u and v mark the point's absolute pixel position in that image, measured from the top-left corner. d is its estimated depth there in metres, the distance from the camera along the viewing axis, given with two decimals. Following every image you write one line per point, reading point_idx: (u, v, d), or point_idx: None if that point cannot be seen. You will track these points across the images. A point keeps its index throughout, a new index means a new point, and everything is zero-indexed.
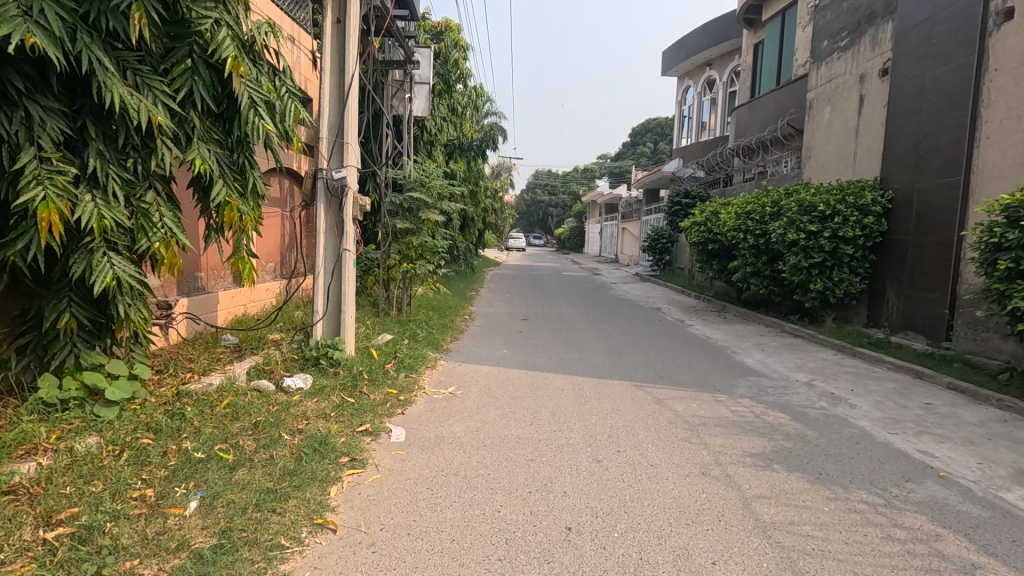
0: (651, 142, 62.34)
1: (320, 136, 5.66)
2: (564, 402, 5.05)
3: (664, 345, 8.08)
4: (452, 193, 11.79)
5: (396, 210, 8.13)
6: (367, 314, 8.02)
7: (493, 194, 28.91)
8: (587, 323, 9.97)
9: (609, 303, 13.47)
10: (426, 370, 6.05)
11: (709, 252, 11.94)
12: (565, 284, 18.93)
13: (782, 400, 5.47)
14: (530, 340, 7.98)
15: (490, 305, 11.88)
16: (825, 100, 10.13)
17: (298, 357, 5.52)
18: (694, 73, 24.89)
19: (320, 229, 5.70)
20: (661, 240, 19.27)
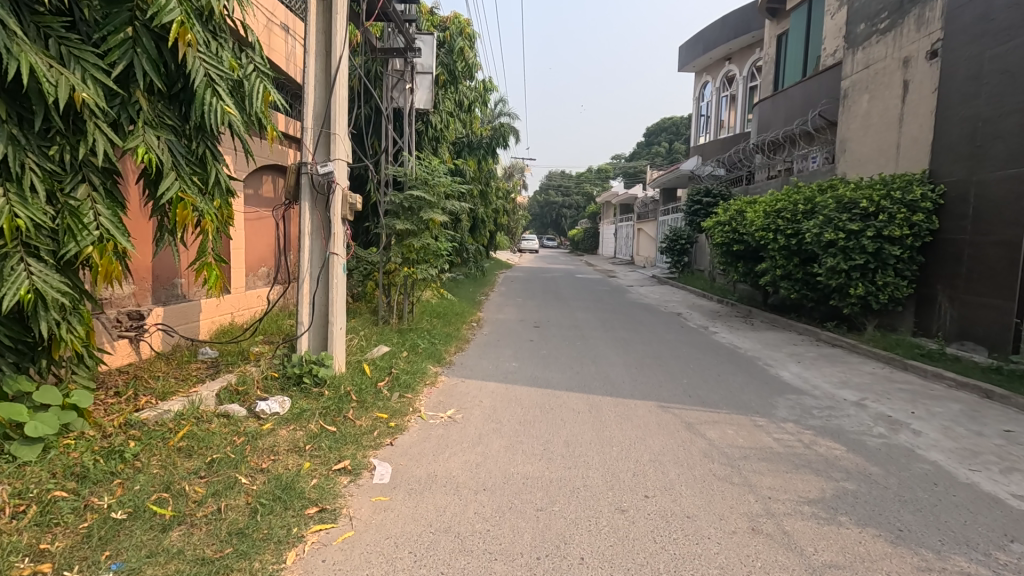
0: (666, 141, 61.32)
1: (304, 125, 5.03)
2: (580, 430, 4.36)
3: (689, 357, 7.33)
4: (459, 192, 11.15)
5: (396, 210, 7.49)
6: (364, 323, 7.39)
7: (506, 195, 28.29)
8: (604, 330, 9.26)
9: (626, 308, 12.73)
10: (424, 389, 5.40)
11: (734, 254, 11.14)
12: (579, 286, 18.21)
13: (832, 426, 4.72)
14: (542, 351, 7.29)
15: (499, 311, 11.21)
16: (863, 87, 9.32)
17: (280, 374, 4.91)
18: (712, 67, 24.04)
19: (304, 231, 5.08)
20: (680, 240, 18.47)
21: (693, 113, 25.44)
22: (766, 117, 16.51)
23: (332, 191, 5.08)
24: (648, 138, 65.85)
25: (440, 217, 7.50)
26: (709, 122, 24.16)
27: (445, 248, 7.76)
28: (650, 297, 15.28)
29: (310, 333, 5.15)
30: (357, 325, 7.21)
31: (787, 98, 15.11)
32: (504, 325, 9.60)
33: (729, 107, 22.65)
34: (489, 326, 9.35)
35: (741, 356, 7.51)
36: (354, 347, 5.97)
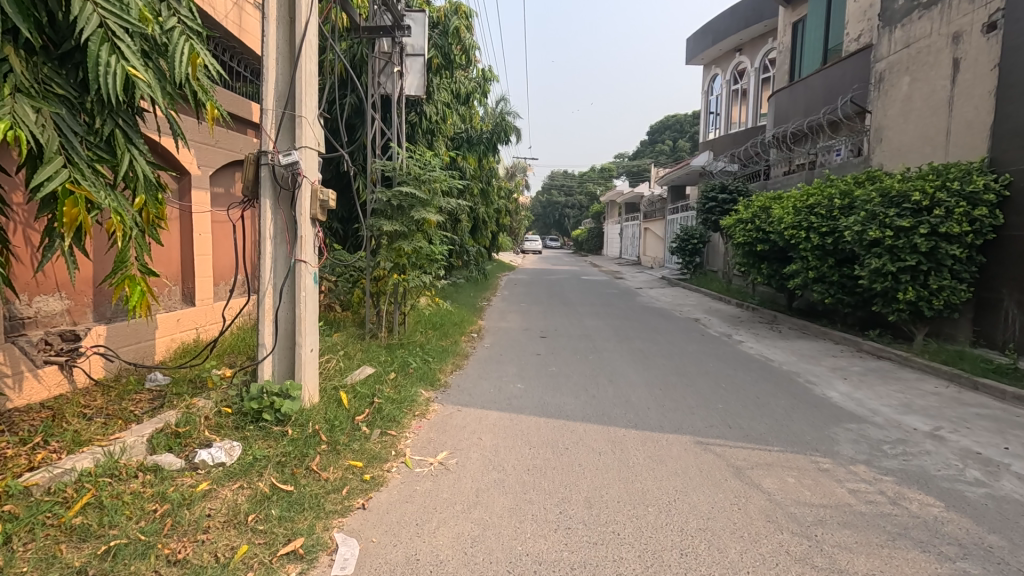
0: (670, 139, 60.39)
1: (264, 106, 4.14)
2: (604, 480, 3.48)
3: (718, 373, 6.44)
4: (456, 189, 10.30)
5: (386, 209, 6.64)
6: (348, 338, 6.53)
7: (507, 194, 27.43)
8: (617, 340, 8.38)
9: (638, 314, 11.81)
10: (411, 421, 4.52)
11: (756, 254, 10.24)
12: (586, 289, 17.30)
13: (913, 467, 3.85)
14: (550, 368, 6.41)
15: (501, 318, 10.33)
16: (903, 68, 8.41)
17: (234, 409, 4.03)
18: (721, 60, 23.14)
19: (265, 234, 4.20)
20: (691, 240, 17.56)
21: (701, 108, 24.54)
22: (783, 109, 15.58)
23: (298, 185, 4.21)
24: (652, 136, 64.94)
25: (435, 216, 6.64)
26: (718, 117, 23.27)
27: (439, 252, 6.90)
28: (663, 300, 14.36)
29: (274, 357, 4.29)
30: (341, 340, 6.35)
31: (807, 87, 14.18)
32: (508, 335, 8.72)
33: (740, 100, 21.76)
34: (490, 337, 8.47)
35: (777, 371, 6.62)
36: (331, 370, 5.10)
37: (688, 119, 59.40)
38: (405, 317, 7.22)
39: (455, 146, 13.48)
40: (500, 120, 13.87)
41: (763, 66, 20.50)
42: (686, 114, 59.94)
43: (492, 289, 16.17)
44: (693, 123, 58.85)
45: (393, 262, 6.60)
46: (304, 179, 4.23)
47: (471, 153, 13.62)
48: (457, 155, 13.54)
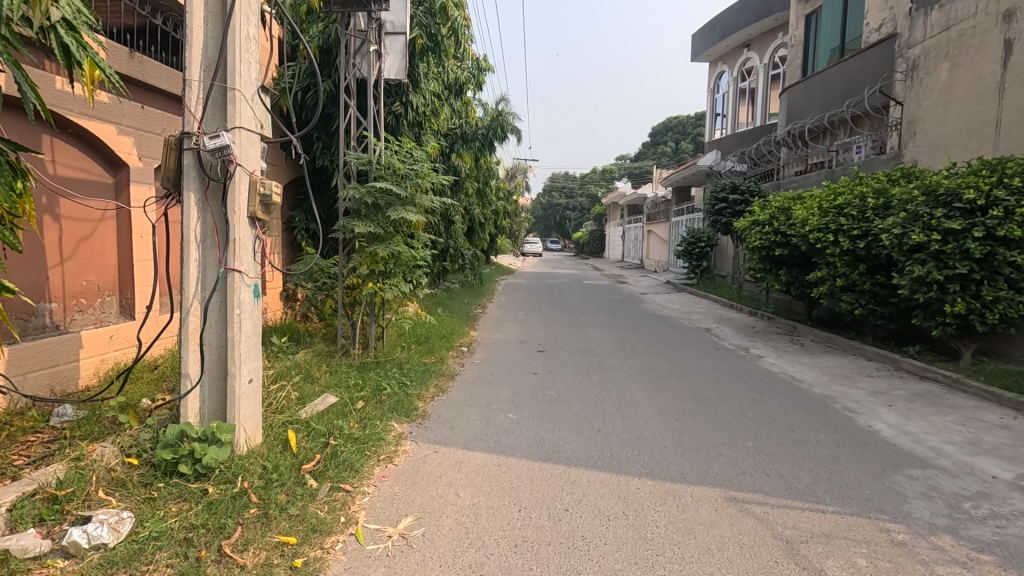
0: (673, 141, 59.58)
1: (188, 77, 3.29)
2: (616, 562, 2.64)
3: (742, 398, 5.58)
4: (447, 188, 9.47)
5: (361, 209, 5.81)
6: (316, 357, 5.68)
7: (506, 195, 26.60)
8: (624, 355, 7.54)
9: (645, 323, 10.95)
10: (375, 467, 3.68)
11: (774, 259, 9.40)
12: (587, 295, 16.45)
13: (1010, 536, 3.01)
14: (548, 392, 5.56)
15: (494, 329, 9.48)
16: (942, 54, 7.58)
17: (142, 459, 3.17)
18: (728, 57, 22.33)
19: (188, 237, 3.34)
20: (698, 243, 16.73)
21: (707, 106, 23.73)
22: (797, 105, 14.74)
23: (231, 175, 3.36)
24: (654, 137, 64.17)
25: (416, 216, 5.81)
26: (725, 116, 22.45)
27: (421, 257, 6.07)
28: (669, 308, 13.49)
29: (202, 391, 3.45)
30: (305, 360, 5.50)
31: (823, 82, 13.34)
32: (501, 349, 7.87)
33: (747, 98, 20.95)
34: (481, 351, 7.61)
35: (808, 395, 5.76)
36: (284, 401, 4.25)
37: (691, 120, 58.65)
38: (383, 331, 6.39)
39: (447, 143, 12.64)
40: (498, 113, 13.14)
41: (772, 62, 19.69)
42: (688, 115, 59.20)
43: (489, 295, 15.35)
44: (695, 125, 58.09)
45: (371, 270, 5.76)
46: (239, 167, 3.38)
47: (463, 150, 12.75)
48: (449, 152, 12.69)
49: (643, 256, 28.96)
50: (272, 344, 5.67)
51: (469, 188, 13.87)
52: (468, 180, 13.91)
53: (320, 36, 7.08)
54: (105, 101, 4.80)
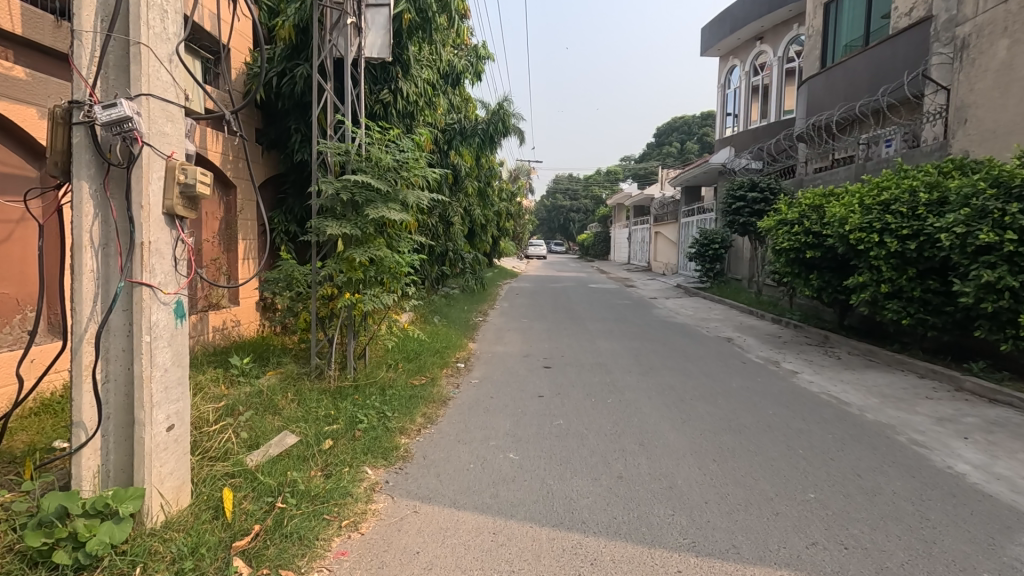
0: (678, 141, 58.66)
1: (76, 26, 2.45)
2: None
3: (785, 428, 4.72)
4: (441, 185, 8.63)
5: (339, 206, 5.00)
6: (284, 380, 4.86)
7: (509, 196, 25.77)
8: (641, 372, 6.68)
9: (659, 332, 10.08)
10: (334, 537, 2.83)
11: (804, 262, 8.51)
12: (595, 300, 15.58)
13: None
14: (556, 422, 4.71)
15: (495, 340, 8.65)
16: (999, 30, 6.71)
17: (9, 545, 2.34)
18: (739, 51, 21.43)
19: (78, 241, 2.50)
20: (711, 244, 15.85)
21: (717, 103, 22.85)
22: (817, 97, 13.85)
23: (135, 158, 2.52)
24: (659, 138, 63.27)
25: (402, 215, 4.99)
26: (736, 113, 21.57)
27: (408, 261, 5.23)
28: (683, 314, 12.61)
29: (105, 443, 2.62)
30: (270, 385, 4.68)
31: (846, 71, 12.45)
32: (503, 365, 7.02)
33: (760, 93, 20.05)
34: (480, 368, 6.77)
35: (863, 424, 4.89)
36: (228, 445, 3.42)
37: (697, 120, 57.67)
38: (365, 348, 5.55)
39: (445, 139, 11.78)
40: (498, 106, 12.01)
41: (787, 55, 18.81)
42: (693, 115, 58.24)
43: (491, 301, 14.50)
44: (701, 125, 57.14)
45: (352, 277, 4.93)
46: (145, 147, 2.55)
47: (462, 146, 11.89)
48: (446, 149, 11.85)
49: (651, 259, 28.06)
50: (232, 366, 4.86)
51: (467, 187, 13.01)
52: (468, 178, 13.01)
53: (294, 13, 6.24)
54: (23, 78, 3.99)
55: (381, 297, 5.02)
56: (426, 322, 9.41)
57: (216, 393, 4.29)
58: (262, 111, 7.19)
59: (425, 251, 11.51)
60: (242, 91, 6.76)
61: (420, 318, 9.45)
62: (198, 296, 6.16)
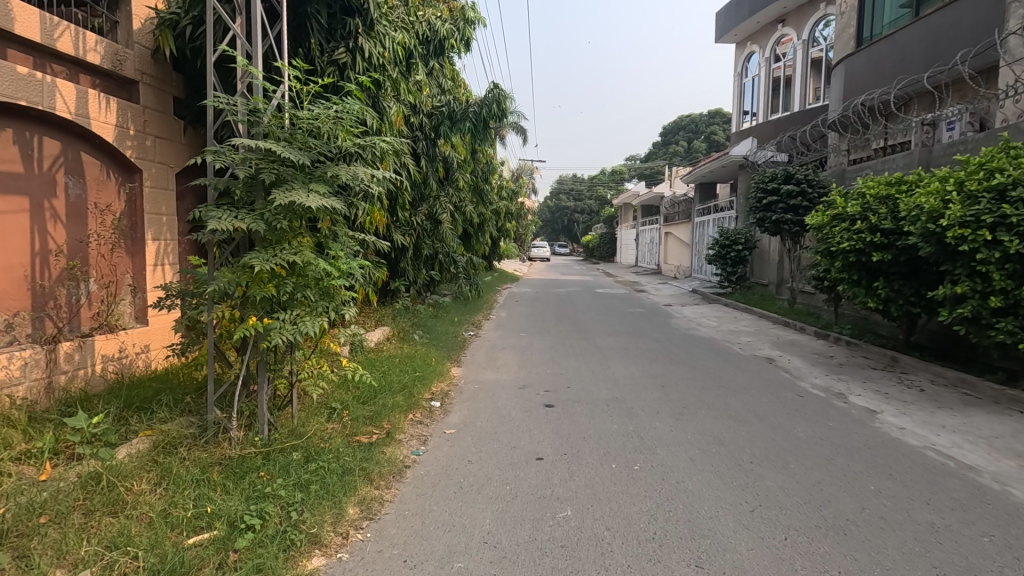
0: (685, 140, 56.98)
1: None
2: None
3: (909, 523, 3.14)
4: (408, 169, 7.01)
5: (240, 191, 3.34)
6: (159, 447, 3.29)
7: (509, 194, 24.16)
8: (671, 412, 5.09)
9: (681, 349, 8.49)
10: None
11: (867, 266, 6.90)
12: (603, 308, 13.96)
13: None
14: (562, 514, 3.13)
15: (486, 363, 7.07)
16: None
17: None
18: (757, 36, 19.86)
19: None
20: (733, 246, 14.23)
21: (733, 93, 21.22)
22: (853, 78, 12.19)
23: None
24: (664, 136, 61.65)
25: (335, 202, 3.41)
26: (754, 103, 19.93)
27: (341, 269, 3.60)
28: (706, 326, 11.01)
29: None
30: (130, 460, 3.11)
31: (892, 46, 10.75)
32: (492, 401, 5.43)
33: (782, 81, 18.43)
34: (460, 406, 5.20)
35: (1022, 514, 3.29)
36: None
37: (703, 117, 55.97)
38: (288, 392, 3.93)
39: (432, 125, 10.40)
40: (492, 86, 10.10)
41: (812, 38, 17.22)
42: (699, 112, 56.54)
43: (487, 308, 12.93)
44: (708, 122, 55.44)
45: (258, 297, 3.30)
46: None
47: (451, 133, 10.39)
48: (435, 136, 10.52)
49: (660, 261, 26.44)
50: (77, 427, 3.29)
51: (458, 179, 11.62)
52: (458, 169, 11.78)
53: None
54: None
55: (302, 323, 3.41)
56: (404, 341, 7.86)
57: (21, 489, 2.71)
58: (179, 74, 5.58)
59: (408, 250, 10.25)
60: (151, 47, 5.18)
61: (394, 337, 7.89)
62: (80, 313, 4.62)
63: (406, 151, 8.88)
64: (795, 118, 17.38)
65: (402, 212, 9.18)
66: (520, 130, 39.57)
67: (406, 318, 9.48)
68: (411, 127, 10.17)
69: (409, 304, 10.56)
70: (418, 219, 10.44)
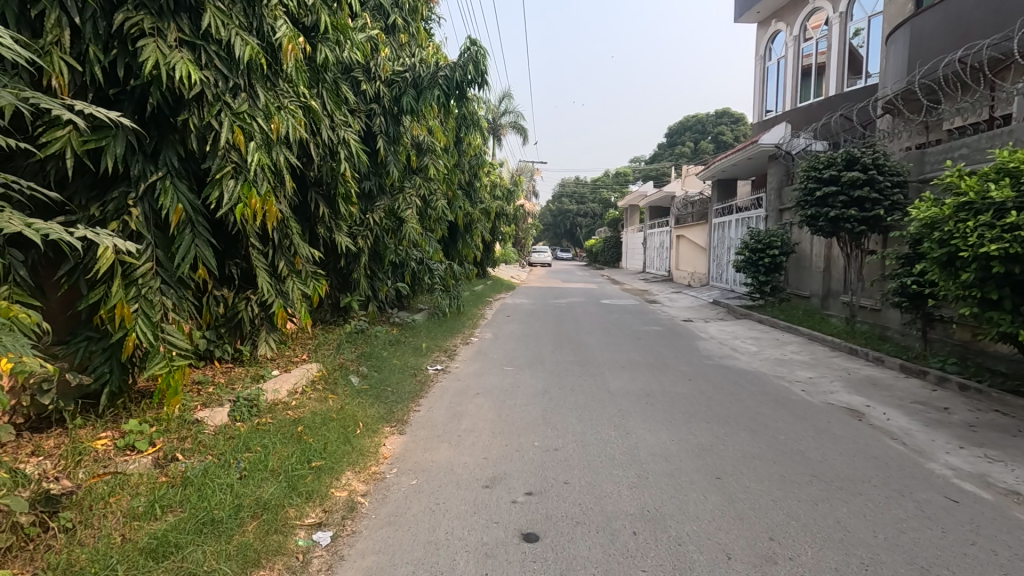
0: (692, 140, 54.67)
1: None
2: None
3: None
4: (299, 134, 4.62)
5: None
6: None
7: (505, 194, 21.85)
8: (752, 560, 2.75)
9: (724, 392, 6.15)
10: None
11: (1019, 279, 4.61)
12: (612, 325, 11.61)
13: None
14: None
15: (443, 427, 4.74)
16: None
17: None
18: (782, 13, 17.57)
19: None
20: (767, 250, 11.86)
21: (755, 79, 18.88)
22: (912, 46, 9.83)
23: None
24: (670, 137, 59.31)
25: None
26: (780, 89, 17.62)
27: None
28: (744, 352, 8.66)
29: None
30: None
31: None
32: (430, 524, 3.09)
33: (816, 60, 16.06)
34: (367, 546, 2.84)
35: None
36: None
37: (710, 116, 53.58)
38: None
39: (393, 95, 8.11)
40: (467, 42, 7.85)
41: (850, 9, 14.92)
42: (706, 111, 54.16)
43: (471, 326, 10.64)
44: (715, 122, 53.05)
45: None
46: None
47: (417, 106, 8.09)
48: (397, 111, 8.23)
49: (672, 267, 24.09)
50: None
51: (430, 168, 9.32)
52: (430, 155, 9.47)
53: None
54: None
55: None
56: (333, 388, 5.54)
57: None
58: None
59: (362, 256, 7.99)
60: None
61: (321, 384, 5.59)
62: None
63: (345, 124, 6.61)
64: (834, 101, 15.08)
65: (343, 205, 6.91)
66: (520, 130, 37.52)
67: (353, 349, 7.17)
68: (363, 96, 7.88)
69: (364, 327, 8.24)
70: (373, 217, 8.14)
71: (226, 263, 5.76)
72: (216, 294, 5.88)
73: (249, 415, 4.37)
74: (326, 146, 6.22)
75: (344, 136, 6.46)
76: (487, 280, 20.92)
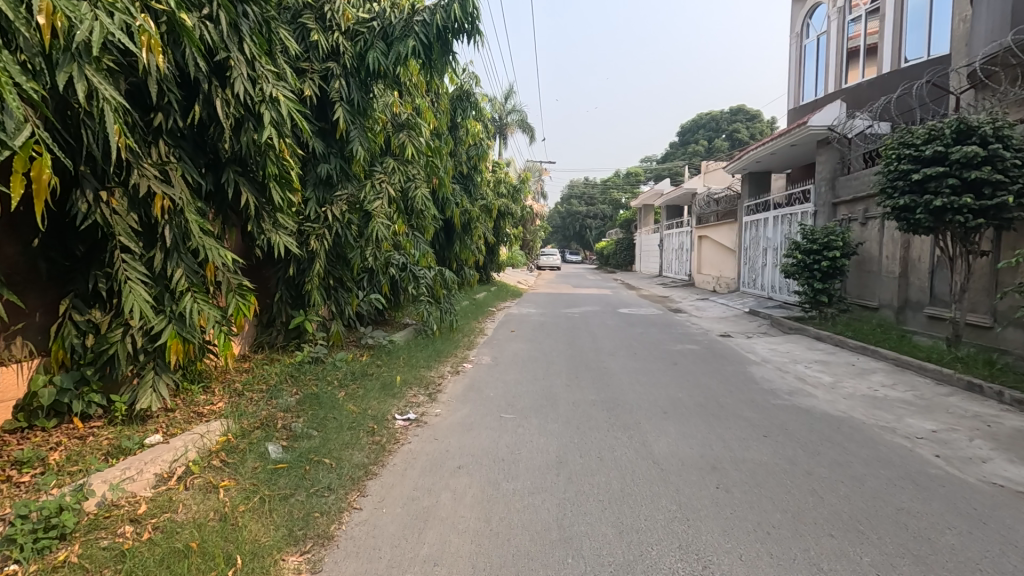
0: (705, 139, 52.66)
1: None
2: None
3: None
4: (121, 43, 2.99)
5: None
6: None
7: (510, 193, 19.97)
8: None
9: (824, 458, 4.17)
10: None
11: None
12: (637, 343, 9.65)
13: None
14: None
15: (389, 556, 2.80)
16: None
17: None
18: None
19: None
20: (822, 254, 9.84)
21: (791, 61, 16.87)
22: None
23: None
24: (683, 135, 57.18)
25: None
26: (819, 70, 15.64)
27: None
28: (816, 385, 6.65)
29: None
30: None
31: None
32: None
33: (865, 41, 14.08)
34: None
35: None
36: None
37: (725, 115, 51.63)
38: None
39: (356, 50, 6.18)
40: None
41: None
42: (721, 109, 52.20)
43: (467, 346, 8.75)
44: (730, 120, 51.09)
45: None
46: None
47: (387, 64, 6.13)
48: (362, 71, 6.31)
49: (693, 271, 22.01)
50: None
51: (408, 148, 7.24)
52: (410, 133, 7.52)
53: None
54: None
55: None
56: (236, 465, 3.66)
57: None
58: None
59: (317, 262, 6.13)
60: None
61: (219, 462, 3.63)
62: None
63: (275, 75, 4.71)
64: (886, 79, 13.28)
65: (278, 191, 5.00)
66: (527, 128, 35.72)
67: (294, 392, 5.21)
68: (313, 49, 5.96)
69: (322, 356, 6.32)
70: (329, 211, 6.21)
71: (90, 279, 3.91)
72: (79, 323, 3.98)
73: (31, 553, 2.46)
74: (236, 102, 4.32)
75: (273, 92, 4.53)
76: (491, 287, 18.93)
